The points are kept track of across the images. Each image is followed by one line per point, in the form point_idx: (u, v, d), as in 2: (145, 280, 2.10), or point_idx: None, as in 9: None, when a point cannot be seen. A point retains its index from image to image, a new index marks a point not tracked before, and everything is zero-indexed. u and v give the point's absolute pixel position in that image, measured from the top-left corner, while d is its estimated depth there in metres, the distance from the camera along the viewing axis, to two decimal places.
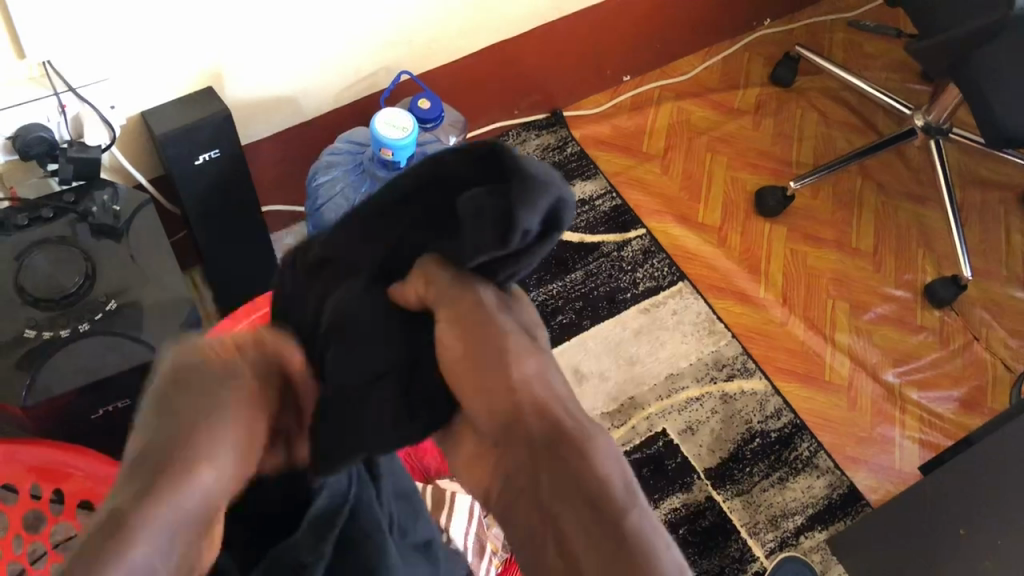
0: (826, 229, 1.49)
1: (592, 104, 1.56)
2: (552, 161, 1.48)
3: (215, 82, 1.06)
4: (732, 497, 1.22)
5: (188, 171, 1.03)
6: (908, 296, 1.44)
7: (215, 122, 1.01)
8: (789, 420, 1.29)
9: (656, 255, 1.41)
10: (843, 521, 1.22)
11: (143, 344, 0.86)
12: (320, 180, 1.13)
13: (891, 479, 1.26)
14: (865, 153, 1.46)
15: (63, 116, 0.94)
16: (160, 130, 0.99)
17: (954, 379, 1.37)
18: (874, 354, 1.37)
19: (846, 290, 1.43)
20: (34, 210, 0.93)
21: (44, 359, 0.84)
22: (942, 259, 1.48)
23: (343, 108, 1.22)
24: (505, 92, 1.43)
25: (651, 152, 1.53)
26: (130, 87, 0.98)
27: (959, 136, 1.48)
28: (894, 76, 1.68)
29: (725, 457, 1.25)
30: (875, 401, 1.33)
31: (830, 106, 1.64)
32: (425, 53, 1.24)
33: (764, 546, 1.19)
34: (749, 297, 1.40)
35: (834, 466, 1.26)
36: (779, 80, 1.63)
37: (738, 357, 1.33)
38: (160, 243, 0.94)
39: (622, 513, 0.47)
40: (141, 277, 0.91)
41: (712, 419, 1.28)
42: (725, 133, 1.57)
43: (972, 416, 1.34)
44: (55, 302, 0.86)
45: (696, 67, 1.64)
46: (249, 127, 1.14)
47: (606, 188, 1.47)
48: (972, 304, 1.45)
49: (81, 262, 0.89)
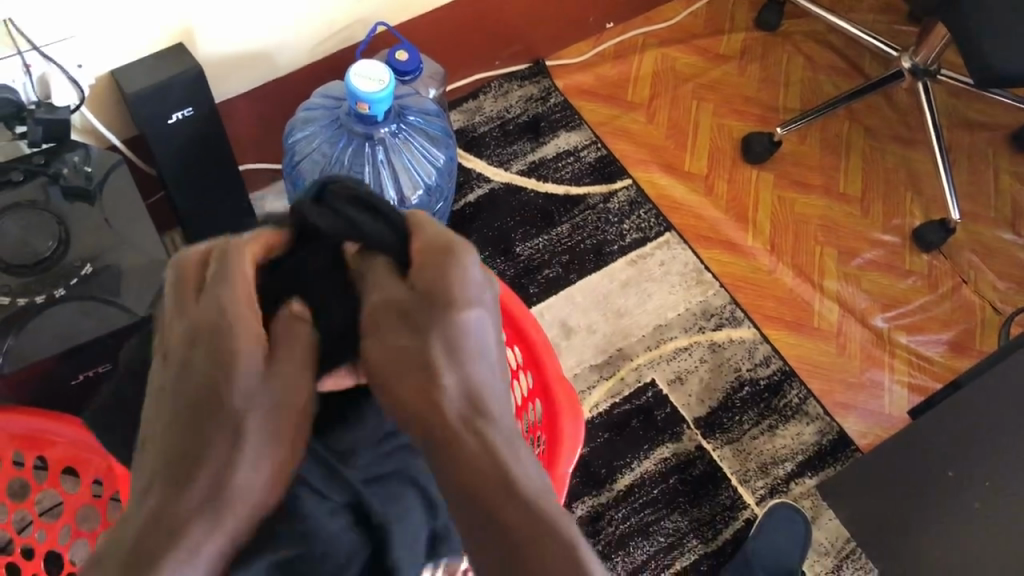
0: (814, 175, 1.47)
1: (575, 52, 1.53)
2: (536, 112, 1.45)
3: (186, 39, 1.03)
4: (722, 446, 1.22)
5: (162, 131, 1.01)
6: (896, 241, 1.43)
7: (187, 80, 0.98)
8: (778, 367, 1.28)
9: (642, 205, 1.40)
10: (834, 466, 1.23)
11: (120, 309, 0.85)
12: (297, 136, 1.10)
13: (880, 424, 1.27)
14: (852, 97, 1.44)
15: (28, 76, 0.91)
16: (130, 89, 0.96)
17: (942, 323, 1.36)
18: (863, 300, 1.37)
19: (834, 236, 1.42)
20: (3, 173, 0.91)
21: (20, 324, 0.83)
22: (930, 202, 1.47)
23: (319, 62, 1.19)
24: (485, 42, 1.40)
25: (636, 100, 1.50)
26: (96, 45, 0.96)
27: (946, 77, 1.46)
28: (880, 18, 1.66)
29: (715, 406, 1.25)
30: (863, 347, 1.33)
31: (816, 50, 1.61)
32: (401, 4, 1.21)
33: (755, 493, 1.20)
34: (736, 245, 1.39)
35: (824, 412, 1.26)
36: (764, 24, 1.60)
37: (726, 306, 1.33)
38: (135, 204, 0.92)
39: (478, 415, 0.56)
40: (116, 241, 0.89)
41: (701, 368, 1.28)
42: (710, 80, 1.55)
43: (960, 359, 1.34)
44: (28, 267, 0.85)
45: (680, 13, 1.61)
46: (224, 83, 1.12)
47: (590, 138, 1.45)
48: (961, 247, 1.44)
49: (54, 225, 0.87)
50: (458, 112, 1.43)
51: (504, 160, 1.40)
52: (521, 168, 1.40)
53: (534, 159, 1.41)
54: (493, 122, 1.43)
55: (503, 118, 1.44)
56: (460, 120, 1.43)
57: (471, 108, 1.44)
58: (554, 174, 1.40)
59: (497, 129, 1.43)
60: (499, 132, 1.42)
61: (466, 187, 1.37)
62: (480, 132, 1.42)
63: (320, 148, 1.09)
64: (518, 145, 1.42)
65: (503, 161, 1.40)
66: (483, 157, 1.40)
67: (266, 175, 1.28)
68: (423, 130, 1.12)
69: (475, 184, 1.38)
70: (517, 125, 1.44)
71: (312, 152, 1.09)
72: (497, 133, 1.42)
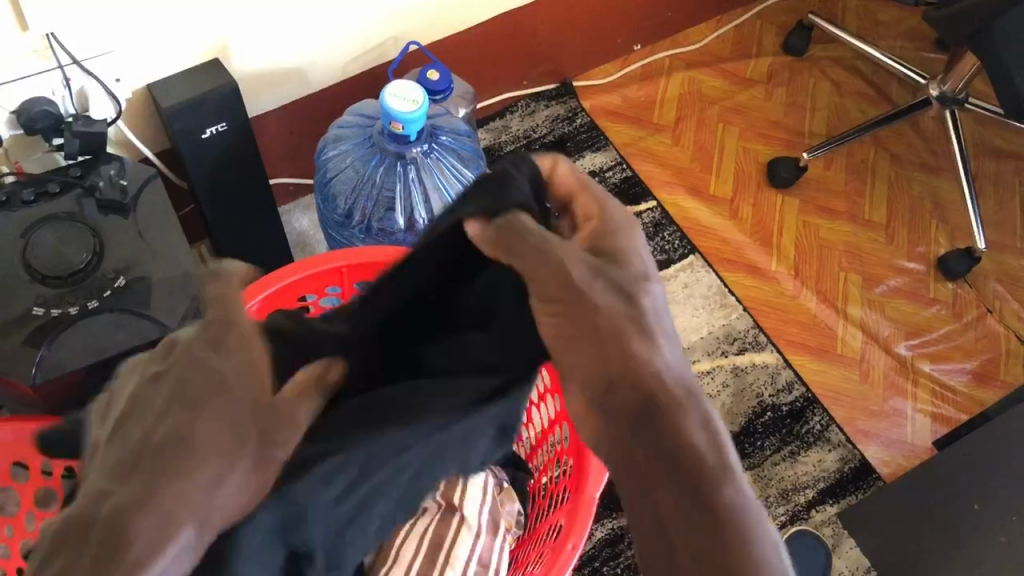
0: (839, 201, 1.47)
1: (602, 74, 1.53)
2: (562, 132, 1.46)
3: (221, 54, 1.04)
4: (743, 471, 1.22)
5: (196, 145, 1.01)
6: (921, 268, 1.42)
7: (220, 96, 0.99)
8: (800, 394, 1.28)
9: (667, 227, 1.40)
10: (855, 495, 1.22)
11: (153, 322, 0.85)
12: (329, 153, 1.12)
13: (903, 453, 1.26)
14: (879, 124, 1.44)
15: (68, 89, 0.92)
16: (165, 103, 0.97)
17: (966, 353, 1.36)
18: (887, 327, 1.36)
19: (859, 263, 1.41)
20: (40, 185, 0.92)
21: (53, 335, 0.83)
22: (956, 231, 1.47)
23: (351, 79, 1.20)
24: (514, 64, 1.41)
25: (663, 123, 1.51)
26: (136, 59, 0.97)
27: (975, 106, 1.45)
28: (908, 45, 1.66)
29: (736, 431, 1.25)
30: (887, 374, 1.32)
31: (843, 76, 1.62)
32: (433, 24, 1.22)
33: (776, 520, 1.19)
34: (761, 269, 1.39)
35: (846, 439, 1.25)
36: (791, 49, 1.60)
37: (750, 330, 1.32)
38: (168, 217, 0.93)
39: (712, 487, 0.39)
40: (149, 254, 0.90)
41: (723, 393, 1.27)
42: (736, 104, 1.55)
43: (984, 390, 1.33)
44: (63, 278, 0.86)
45: (707, 36, 1.61)
46: (256, 98, 1.13)
47: (616, 159, 1.45)
48: (986, 276, 1.43)
49: (88, 238, 0.89)
50: (485, 130, 1.44)
51: None
52: None
53: None
54: (519, 141, 1.44)
55: (530, 138, 1.44)
56: (487, 138, 1.43)
57: (498, 127, 1.44)
58: None
59: (523, 148, 1.43)
60: (525, 152, 1.43)
61: None
62: (506, 151, 1.43)
63: (351, 165, 1.10)
64: None
65: None
66: None
67: (294, 189, 1.29)
68: (453, 150, 1.13)
69: None
70: (544, 145, 1.44)
71: (345, 169, 1.11)
72: (523, 152, 1.43)
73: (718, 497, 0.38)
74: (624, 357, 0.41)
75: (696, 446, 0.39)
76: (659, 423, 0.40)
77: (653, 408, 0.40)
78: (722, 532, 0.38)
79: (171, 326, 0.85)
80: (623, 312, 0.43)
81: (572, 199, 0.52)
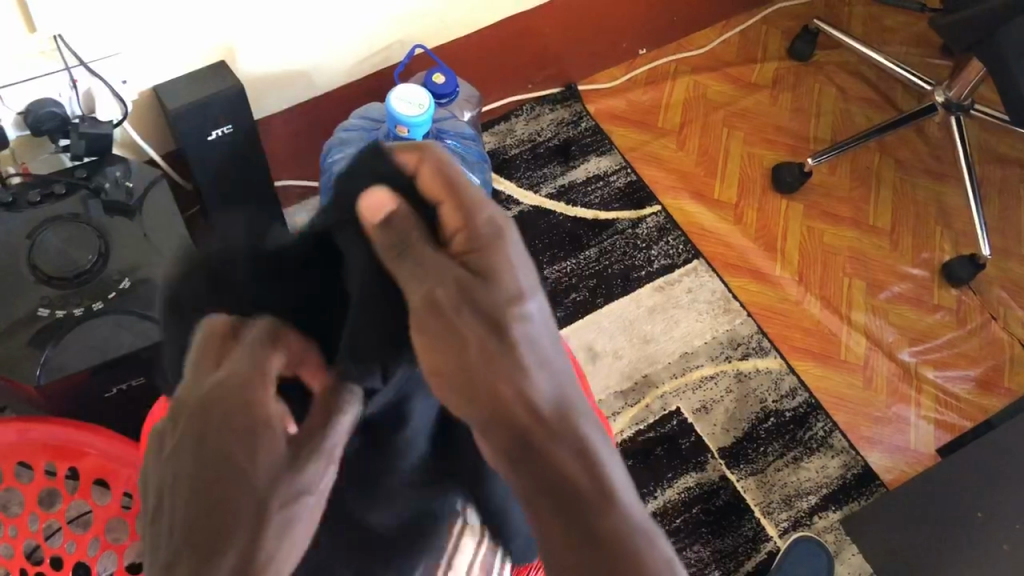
0: (844, 207, 1.47)
1: (608, 78, 1.54)
2: (566, 136, 1.46)
3: (227, 57, 1.04)
4: (747, 477, 1.22)
5: (201, 147, 1.02)
6: (926, 275, 1.42)
7: (226, 99, 0.99)
8: (804, 400, 1.28)
9: (671, 232, 1.40)
10: (858, 501, 1.22)
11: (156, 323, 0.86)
12: (334, 157, 1.12)
13: (906, 459, 1.26)
14: (885, 130, 1.43)
15: (75, 91, 0.93)
16: (171, 105, 0.97)
17: (970, 359, 1.35)
18: (891, 334, 1.36)
19: (863, 268, 1.41)
20: (46, 187, 0.92)
21: (57, 336, 0.83)
22: (960, 237, 1.47)
23: (357, 82, 1.20)
24: (519, 67, 1.41)
25: (667, 127, 1.51)
26: (143, 61, 0.97)
27: (980, 112, 1.45)
28: (914, 51, 1.66)
29: (739, 436, 1.24)
30: (890, 381, 1.32)
31: (848, 81, 1.62)
32: (439, 27, 1.22)
33: (778, 526, 1.19)
34: (765, 275, 1.39)
35: (849, 446, 1.25)
36: (797, 54, 1.60)
37: (754, 335, 1.32)
38: (174, 219, 0.93)
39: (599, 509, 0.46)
40: (154, 256, 0.90)
41: (727, 398, 1.27)
42: (740, 108, 1.55)
43: (988, 397, 1.33)
44: (69, 279, 0.86)
45: (712, 41, 1.61)
46: (262, 101, 1.13)
47: (621, 163, 1.45)
48: (990, 283, 1.43)
49: (94, 239, 0.88)
50: (490, 134, 1.44)
51: (534, 183, 1.41)
52: (550, 191, 1.40)
53: (564, 182, 1.42)
54: (524, 145, 1.44)
55: (534, 142, 1.44)
56: (492, 141, 1.43)
57: (502, 131, 1.45)
58: (583, 199, 1.41)
59: (527, 152, 1.43)
60: (530, 155, 1.43)
61: (496, 209, 1.38)
62: (511, 154, 1.43)
63: None
64: (548, 168, 1.43)
65: (533, 184, 1.41)
66: (513, 179, 1.41)
67: (299, 192, 1.29)
68: (458, 154, 1.14)
69: (505, 207, 1.38)
70: (548, 148, 1.44)
71: None
72: (528, 156, 1.43)
73: (602, 507, 0.46)
74: (504, 396, 0.45)
75: (566, 470, 0.46)
76: (567, 447, 0.45)
77: (558, 427, 0.46)
78: (599, 545, 0.46)
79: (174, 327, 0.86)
80: (477, 340, 0.45)
81: (441, 203, 0.48)
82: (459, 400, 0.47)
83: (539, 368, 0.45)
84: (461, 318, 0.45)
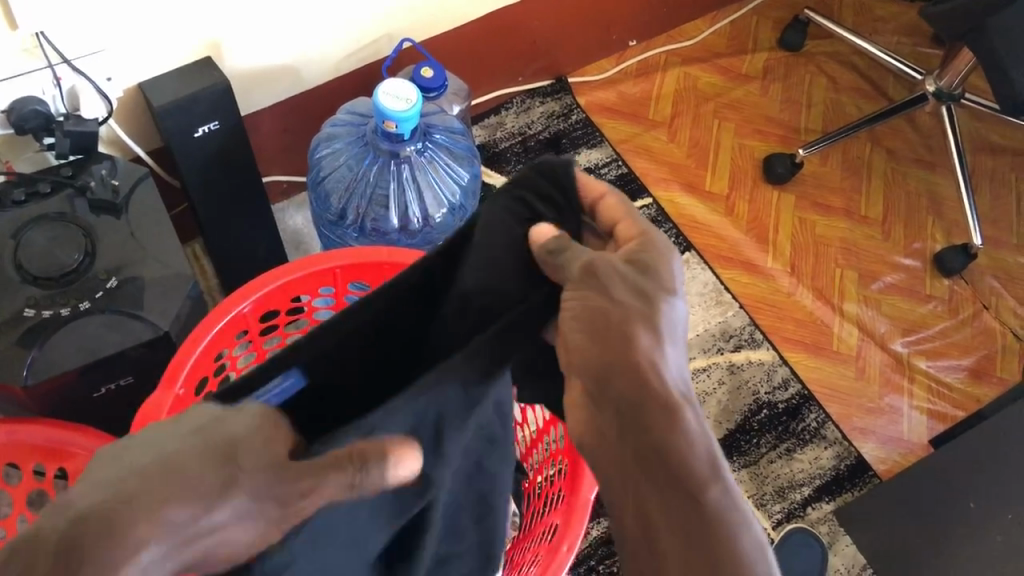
0: (835, 197, 1.47)
1: (597, 70, 1.53)
2: (557, 129, 1.45)
3: (214, 52, 1.03)
4: (739, 469, 1.21)
5: (189, 143, 1.01)
6: (917, 265, 1.42)
7: (213, 94, 0.98)
8: (797, 391, 1.28)
9: (663, 225, 1.39)
10: (851, 492, 1.21)
11: (145, 324, 0.85)
12: (322, 152, 1.11)
13: (899, 450, 1.26)
14: (876, 120, 1.43)
15: (58, 88, 0.92)
16: (158, 101, 0.96)
17: (963, 349, 1.35)
18: (883, 324, 1.36)
19: (855, 259, 1.41)
20: (31, 185, 0.91)
21: (45, 337, 0.83)
22: (952, 227, 1.47)
23: (345, 77, 1.19)
24: (509, 60, 1.40)
25: (657, 119, 1.50)
26: (127, 58, 0.96)
27: (970, 102, 1.45)
28: (904, 40, 1.65)
29: (733, 428, 1.24)
30: (883, 372, 1.32)
31: (839, 71, 1.61)
32: (428, 20, 1.21)
33: (772, 517, 1.18)
34: (756, 266, 1.38)
35: (842, 436, 1.25)
36: (787, 44, 1.60)
37: (746, 327, 1.32)
38: (161, 217, 0.92)
39: (703, 490, 0.49)
40: (142, 255, 0.89)
41: (719, 391, 1.27)
42: (732, 100, 1.55)
43: (980, 386, 1.33)
44: (54, 279, 0.85)
45: (703, 31, 1.60)
46: (250, 97, 1.12)
47: (611, 156, 1.45)
48: (982, 273, 1.43)
49: (81, 238, 0.88)
50: (480, 127, 1.43)
51: None
52: None
53: None
54: (514, 138, 1.43)
55: (524, 135, 1.44)
56: (482, 134, 1.42)
57: (492, 124, 1.44)
58: None
59: (518, 145, 1.43)
60: (520, 148, 1.42)
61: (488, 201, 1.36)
62: (501, 147, 1.42)
63: (344, 163, 1.10)
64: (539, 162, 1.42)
65: None
66: (504, 172, 1.40)
67: (287, 186, 1.28)
68: (446, 147, 1.13)
69: None
70: (539, 141, 1.44)
71: (339, 168, 1.10)
72: (519, 148, 1.42)
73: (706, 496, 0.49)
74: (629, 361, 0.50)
75: (692, 444, 0.49)
76: (692, 423, 0.50)
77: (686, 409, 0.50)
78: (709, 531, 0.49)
79: (163, 326, 0.85)
80: (636, 312, 0.51)
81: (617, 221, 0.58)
82: (579, 363, 0.51)
83: (671, 348, 0.51)
84: (609, 299, 0.51)
